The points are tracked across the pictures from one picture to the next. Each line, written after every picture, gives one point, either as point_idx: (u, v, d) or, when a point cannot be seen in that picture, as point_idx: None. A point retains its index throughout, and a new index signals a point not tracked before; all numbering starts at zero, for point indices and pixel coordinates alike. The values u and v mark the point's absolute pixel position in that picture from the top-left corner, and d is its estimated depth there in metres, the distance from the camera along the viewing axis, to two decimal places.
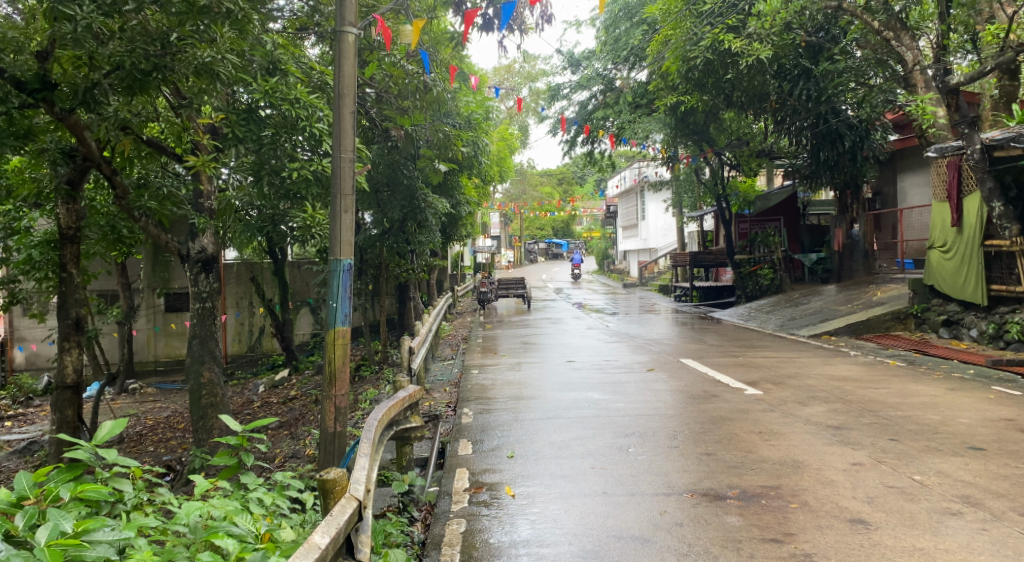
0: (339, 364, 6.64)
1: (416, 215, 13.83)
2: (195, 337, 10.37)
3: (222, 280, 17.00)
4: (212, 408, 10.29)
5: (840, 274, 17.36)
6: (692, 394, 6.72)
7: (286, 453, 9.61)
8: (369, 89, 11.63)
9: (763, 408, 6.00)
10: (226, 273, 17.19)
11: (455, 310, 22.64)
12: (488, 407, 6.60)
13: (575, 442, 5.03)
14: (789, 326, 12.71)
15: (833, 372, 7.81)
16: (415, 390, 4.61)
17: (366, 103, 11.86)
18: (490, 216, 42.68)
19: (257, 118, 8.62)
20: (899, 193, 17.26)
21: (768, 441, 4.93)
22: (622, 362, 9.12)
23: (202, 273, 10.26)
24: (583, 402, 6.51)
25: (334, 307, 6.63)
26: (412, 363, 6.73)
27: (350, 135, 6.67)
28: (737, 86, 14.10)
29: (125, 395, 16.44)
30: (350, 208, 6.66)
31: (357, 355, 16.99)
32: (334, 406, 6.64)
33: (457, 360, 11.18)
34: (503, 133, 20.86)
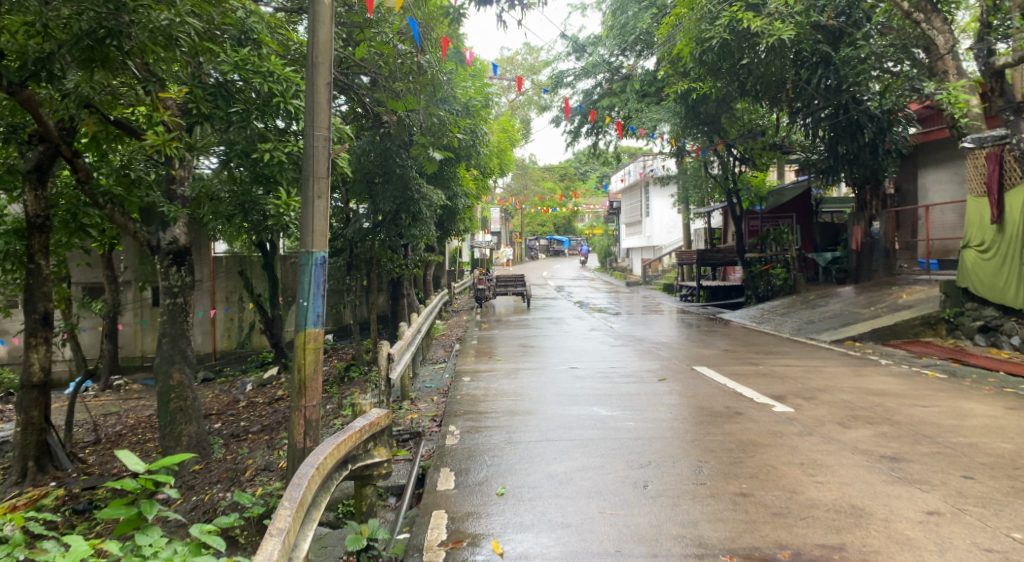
0: (310, 372, 5.85)
1: (409, 207, 12.86)
2: (165, 335, 9.43)
3: (209, 274, 15.99)
4: (182, 413, 9.42)
5: (857, 274, 16.43)
6: (714, 411, 5.81)
7: (259, 465, 8.71)
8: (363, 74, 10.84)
9: (798, 431, 5.09)
10: (215, 267, 16.24)
11: (451, 309, 21.80)
12: (479, 424, 5.71)
13: (579, 476, 4.14)
14: (807, 330, 11.81)
15: (869, 386, 6.89)
16: (381, 416, 3.70)
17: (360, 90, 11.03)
18: (489, 212, 41.79)
19: (227, 93, 7.96)
20: (921, 190, 16.36)
21: (813, 476, 4.01)
22: (628, 370, 8.20)
23: (173, 265, 9.29)
24: (589, 419, 5.62)
25: (305, 306, 5.80)
26: (389, 374, 5.88)
27: (325, 110, 5.82)
28: (753, 72, 13.22)
29: (109, 391, 15.62)
30: (323, 193, 5.83)
31: (348, 354, 16.14)
32: (304, 418, 5.85)
33: (450, 364, 10.24)
34: (503, 124, 20.03)
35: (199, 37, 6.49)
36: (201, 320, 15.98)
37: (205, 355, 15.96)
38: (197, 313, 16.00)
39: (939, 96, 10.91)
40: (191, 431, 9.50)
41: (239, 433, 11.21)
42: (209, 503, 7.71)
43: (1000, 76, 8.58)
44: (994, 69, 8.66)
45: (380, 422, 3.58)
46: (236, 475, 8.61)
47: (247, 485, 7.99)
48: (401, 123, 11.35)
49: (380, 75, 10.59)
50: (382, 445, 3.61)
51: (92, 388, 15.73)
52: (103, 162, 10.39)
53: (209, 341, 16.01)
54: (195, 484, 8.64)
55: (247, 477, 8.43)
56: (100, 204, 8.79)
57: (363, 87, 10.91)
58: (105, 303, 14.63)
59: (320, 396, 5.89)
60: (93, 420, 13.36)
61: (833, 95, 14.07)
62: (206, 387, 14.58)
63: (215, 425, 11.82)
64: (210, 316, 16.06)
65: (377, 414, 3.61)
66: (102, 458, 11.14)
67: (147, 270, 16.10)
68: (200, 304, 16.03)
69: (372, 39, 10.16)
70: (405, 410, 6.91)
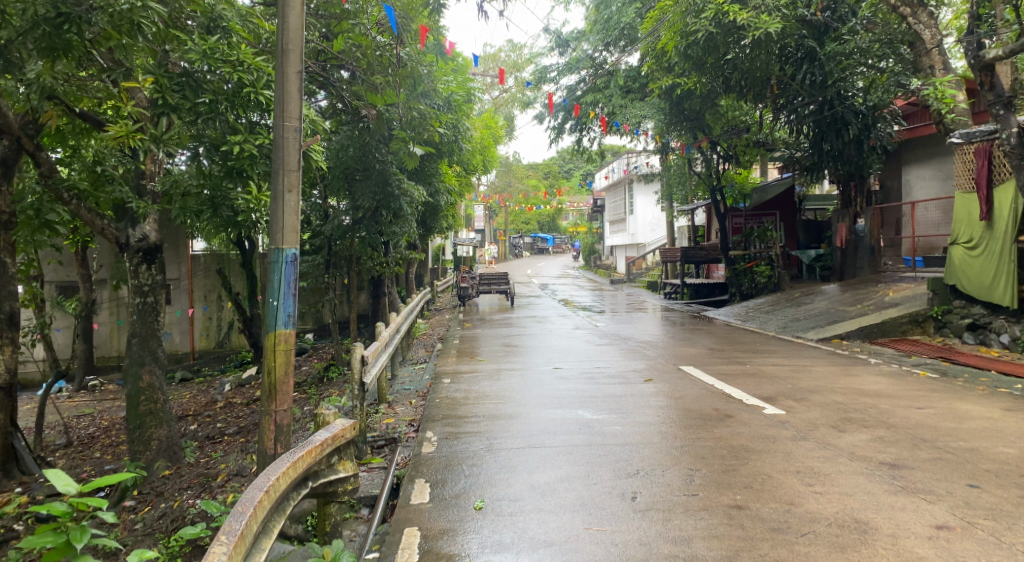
0: (280, 375, 5.55)
1: (389, 204, 12.45)
2: (134, 336, 9.00)
3: (187, 272, 15.64)
4: (152, 416, 9.03)
5: (842, 272, 16.17)
6: (703, 414, 5.58)
7: (231, 470, 8.36)
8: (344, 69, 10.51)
9: (791, 436, 4.87)
10: (193, 265, 15.79)
11: (433, 307, 21.47)
12: (457, 429, 5.43)
13: (562, 488, 3.88)
14: (793, 328, 11.66)
15: (861, 386, 6.71)
16: (348, 426, 3.44)
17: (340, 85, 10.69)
18: (473, 209, 41.44)
19: (195, 83, 7.57)
20: (905, 186, 16.38)
21: (811, 486, 3.78)
22: (613, 371, 7.95)
23: (144, 264, 8.86)
24: (573, 423, 5.37)
25: (275, 306, 5.53)
26: (363, 378, 5.58)
27: (295, 100, 5.55)
28: (739, 67, 13.05)
29: (83, 392, 15.16)
30: (294, 186, 5.55)
31: (328, 354, 15.77)
32: (274, 422, 5.55)
33: (430, 365, 9.92)
34: (486, 120, 19.76)
35: (163, 24, 6.15)
36: (179, 319, 15.63)
37: (183, 355, 15.62)
38: (175, 312, 15.62)
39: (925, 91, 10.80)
40: (162, 435, 9.12)
41: (214, 435, 10.83)
42: (178, 510, 7.36)
43: (989, 70, 8.26)
44: (983, 64, 8.27)
45: (344, 434, 3.29)
46: (207, 480, 8.25)
47: (218, 491, 7.64)
48: (381, 117, 10.95)
49: (359, 68, 10.22)
50: (347, 458, 3.31)
51: (65, 388, 15.24)
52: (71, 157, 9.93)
53: (188, 340, 15.65)
54: (164, 490, 8.27)
55: (218, 482, 8.08)
56: (65, 200, 8.37)
57: (341, 80, 10.53)
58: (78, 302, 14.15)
59: (290, 400, 5.61)
60: (65, 422, 12.90)
61: (819, 91, 13.90)
62: (181, 387, 14.14)
63: (190, 427, 11.43)
64: (188, 315, 15.69)
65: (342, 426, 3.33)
66: (72, 462, 10.72)
67: (120, 269, 15.57)
68: (178, 303, 15.66)
69: (349, 31, 9.78)
70: (382, 414, 6.62)
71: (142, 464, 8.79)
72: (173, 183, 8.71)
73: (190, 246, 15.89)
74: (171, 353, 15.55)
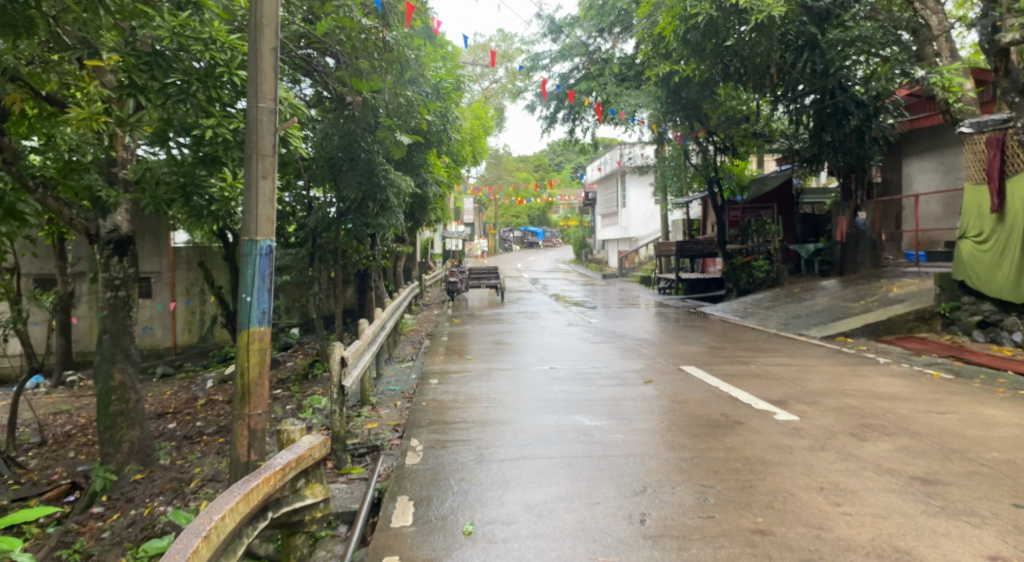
0: (253, 377, 5.07)
1: (376, 195, 11.82)
2: (106, 332, 8.44)
3: (170, 265, 15.07)
4: (123, 417, 8.46)
5: (841, 266, 15.75)
6: (710, 420, 5.16)
7: (206, 475, 7.86)
8: (329, 55, 9.98)
9: (809, 445, 4.46)
10: (176, 258, 15.20)
11: (422, 302, 21.01)
12: (445, 436, 4.99)
13: (561, 508, 3.44)
14: (794, 325, 11.30)
15: (874, 388, 6.32)
16: (321, 445, 3.09)
17: (325, 73, 10.15)
18: (464, 202, 40.88)
19: (164, 62, 7.05)
20: (904, 179, 16.09)
21: (840, 506, 3.35)
22: (609, 371, 7.53)
23: (115, 256, 8.30)
24: (571, 431, 4.93)
25: (247, 302, 5.02)
26: (344, 381, 5.10)
27: (270, 78, 5.06)
28: (739, 55, 12.62)
29: (62, 388, 14.67)
30: (269, 172, 5.06)
31: (313, 350, 15.25)
32: (247, 428, 5.08)
33: (416, 363, 9.44)
34: (477, 111, 19.26)
35: None
36: (161, 313, 15.00)
37: (166, 350, 14.98)
38: (157, 306, 15.02)
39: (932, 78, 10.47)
40: (134, 436, 8.58)
41: (192, 434, 10.31)
42: (147, 518, 6.85)
43: (1004, 55, 8.02)
44: (1000, 48, 8.00)
45: (311, 455, 2.93)
46: (180, 485, 7.75)
47: (191, 498, 7.14)
48: (366, 104, 10.38)
49: (343, 52, 9.65)
50: (315, 482, 2.98)
51: (44, 384, 14.72)
52: (47, 146, 9.41)
53: (170, 335, 15.00)
54: (134, 496, 7.75)
55: (192, 488, 7.56)
56: (29, 188, 7.79)
57: (327, 67, 10.02)
58: (56, 296, 13.60)
59: (265, 403, 5.13)
60: (40, 419, 12.34)
61: (819, 80, 13.47)
62: (162, 384, 13.61)
63: (169, 426, 10.94)
64: (171, 309, 15.09)
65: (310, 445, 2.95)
66: (44, 462, 10.20)
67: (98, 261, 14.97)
68: (161, 296, 15.10)
69: (333, 13, 9.25)
70: (364, 418, 6.17)
71: (112, 468, 8.24)
72: (146, 171, 8.14)
73: (173, 238, 15.30)
74: (152, 349, 14.87)
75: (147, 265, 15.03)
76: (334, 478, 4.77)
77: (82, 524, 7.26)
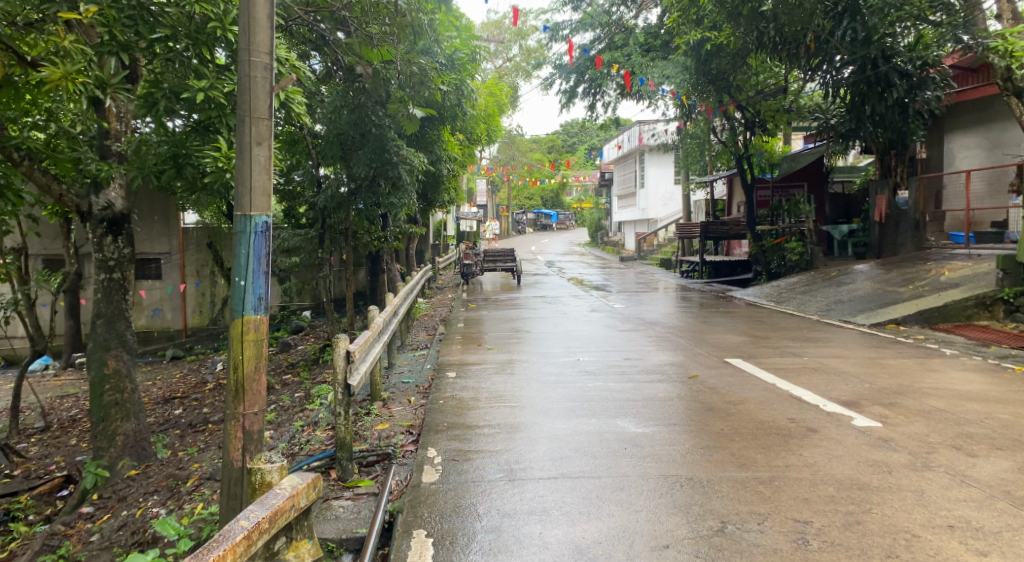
0: (249, 372, 4.34)
1: (387, 172, 10.80)
2: (99, 317, 7.66)
3: (179, 246, 14.31)
4: (117, 408, 7.76)
5: (880, 248, 14.69)
6: (780, 428, 4.40)
7: (205, 472, 7.16)
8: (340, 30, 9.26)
9: (910, 462, 3.69)
10: (185, 240, 14.48)
11: (436, 286, 20.35)
12: (466, 445, 4.27)
13: (621, 554, 2.73)
14: (837, 311, 10.47)
15: (955, 386, 5.52)
16: (310, 490, 2.88)
17: (334, 48, 9.39)
18: (477, 182, 39.96)
19: (149, 17, 6.27)
20: (946, 156, 15.10)
21: (987, 558, 2.61)
22: (646, 364, 6.78)
23: (109, 235, 7.52)
24: (615, 441, 4.19)
25: (239, 286, 4.28)
26: (349, 379, 4.37)
27: (265, 29, 4.29)
28: (779, 20, 11.63)
29: (69, 369, 14.19)
30: (264, 137, 4.31)
31: (324, 332, 14.61)
32: (241, 429, 4.35)
33: (431, 352, 8.70)
34: (491, 87, 18.36)
35: None
36: (170, 295, 14.35)
37: (175, 332, 14.38)
38: (166, 287, 14.35)
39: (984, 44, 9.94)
40: (129, 429, 7.90)
41: (197, 422, 9.70)
42: (137, 521, 6.11)
43: None
44: None
45: (294, 508, 2.69)
46: (177, 483, 7.05)
47: (186, 499, 6.35)
48: (377, 76, 9.48)
49: (352, 17, 8.88)
50: (300, 542, 2.75)
51: (51, 366, 14.25)
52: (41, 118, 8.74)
53: (180, 317, 14.38)
54: (127, 495, 7.04)
55: (189, 488, 6.79)
56: (14, 161, 7.01)
57: (336, 38, 9.25)
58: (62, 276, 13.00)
59: (263, 401, 4.41)
60: (45, 403, 11.79)
61: (861, 48, 12.21)
62: (170, 367, 13.09)
63: (174, 413, 10.34)
64: (180, 291, 14.40)
65: (292, 494, 2.69)
66: (44, 450, 9.63)
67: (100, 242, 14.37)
68: (170, 278, 14.36)
69: None
70: (374, 418, 5.48)
71: (104, 463, 7.54)
72: (141, 144, 7.23)
73: (182, 219, 14.57)
74: (163, 331, 14.33)
75: (154, 246, 14.23)
76: (338, 494, 4.09)
77: (70, 526, 6.50)
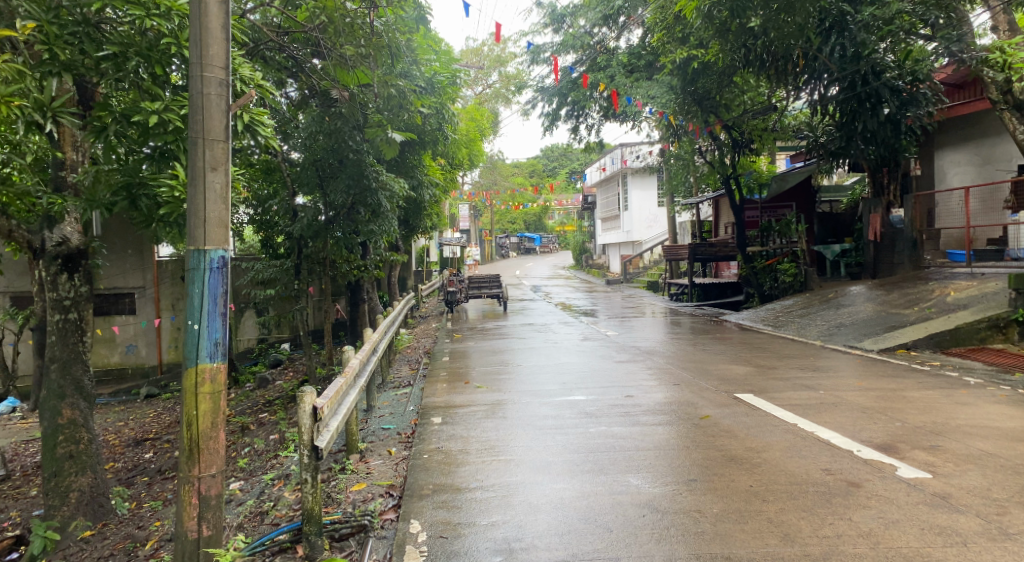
0: (205, 429, 3.68)
1: (365, 200, 10.21)
2: (53, 361, 6.53)
3: (153, 280, 13.44)
4: (72, 461, 6.49)
5: (876, 267, 14.50)
6: (819, 482, 3.82)
7: (168, 531, 5.88)
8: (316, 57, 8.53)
9: (982, 527, 3.13)
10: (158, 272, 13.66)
11: (420, 314, 19.70)
12: (456, 515, 3.64)
13: None
14: (840, 336, 9.98)
15: (996, 423, 4.99)
16: None
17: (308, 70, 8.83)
18: (459, 208, 39.48)
19: (97, 37, 5.75)
20: (937, 173, 14.83)
21: None
22: (650, 402, 6.18)
23: (64, 272, 6.47)
24: (628, 507, 3.59)
25: (189, 331, 3.65)
26: (317, 440, 3.73)
27: (220, 41, 3.71)
28: (767, 36, 11.30)
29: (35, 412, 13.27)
30: (220, 161, 3.71)
31: (304, 366, 13.88)
32: (196, 494, 3.68)
33: (415, 391, 8.01)
34: (473, 111, 17.89)
35: None
36: (145, 331, 13.45)
37: (151, 369, 13.52)
38: (140, 322, 13.43)
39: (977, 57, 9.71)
40: (85, 483, 6.59)
41: (168, 468, 8.89)
42: None
43: None
44: None
45: None
46: (136, 545, 5.81)
47: None
48: (354, 99, 8.92)
49: (325, 38, 8.07)
50: None
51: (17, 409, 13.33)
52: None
53: (155, 352, 13.52)
54: None
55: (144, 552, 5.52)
56: None
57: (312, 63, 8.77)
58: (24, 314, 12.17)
59: (221, 461, 3.74)
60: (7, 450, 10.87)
61: (850, 64, 11.78)
62: (143, 406, 12.22)
63: (145, 456, 9.54)
64: (155, 326, 13.49)
65: None
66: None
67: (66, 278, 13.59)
68: (144, 313, 13.47)
69: None
70: (349, 476, 4.82)
71: (53, 524, 6.20)
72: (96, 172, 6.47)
73: (156, 251, 13.72)
74: (137, 368, 13.45)
75: (127, 281, 13.40)
76: None
77: None
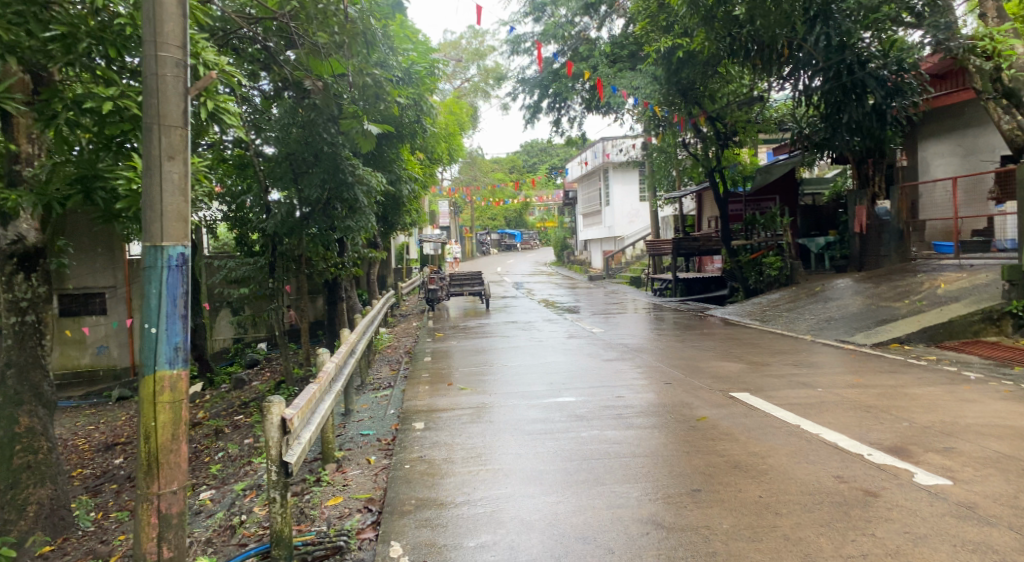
0: (165, 441, 3.27)
1: (342, 194, 9.78)
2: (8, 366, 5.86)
3: (123, 279, 12.91)
4: (31, 472, 5.76)
5: (861, 260, 14.25)
6: (835, 491, 3.54)
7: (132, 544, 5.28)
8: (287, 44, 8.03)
9: (1019, 542, 2.87)
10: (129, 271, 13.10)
11: (400, 312, 19.29)
12: (441, 536, 3.30)
13: None
14: (831, 330, 9.78)
15: (1008, 422, 4.75)
16: None
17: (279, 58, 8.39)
18: (439, 203, 38.98)
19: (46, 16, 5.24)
20: (921, 164, 14.74)
21: None
22: (644, 404, 5.87)
23: (19, 272, 5.84)
24: (629, 525, 3.27)
25: (144, 335, 3.24)
26: (286, 456, 3.35)
27: (176, 16, 3.30)
28: (754, 24, 11.06)
29: None
30: (178, 150, 3.31)
31: (280, 367, 13.42)
32: (156, 512, 3.27)
33: (395, 393, 7.63)
34: (452, 104, 17.48)
35: None
36: (116, 331, 12.84)
37: (122, 371, 12.94)
38: (112, 322, 12.82)
39: (964, 46, 9.57)
40: (44, 496, 5.88)
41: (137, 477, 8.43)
42: None
43: None
44: None
45: None
46: None
47: None
48: (328, 90, 8.49)
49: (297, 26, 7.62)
50: None
51: None
52: None
53: (127, 354, 12.96)
54: None
55: None
56: None
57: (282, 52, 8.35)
58: None
59: (183, 476, 3.35)
60: None
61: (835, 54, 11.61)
62: (113, 410, 11.69)
63: (113, 463, 9.05)
64: (127, 326, 12.93)
65: None
66: None
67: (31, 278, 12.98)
68: (114, 313, 12.90)
69: None
70: (324, 490, 4.44)
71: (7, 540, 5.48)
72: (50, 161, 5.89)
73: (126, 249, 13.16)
74: (109, 369, 12.83)
75: (98, 279, 12.78)
76: None
77: None
